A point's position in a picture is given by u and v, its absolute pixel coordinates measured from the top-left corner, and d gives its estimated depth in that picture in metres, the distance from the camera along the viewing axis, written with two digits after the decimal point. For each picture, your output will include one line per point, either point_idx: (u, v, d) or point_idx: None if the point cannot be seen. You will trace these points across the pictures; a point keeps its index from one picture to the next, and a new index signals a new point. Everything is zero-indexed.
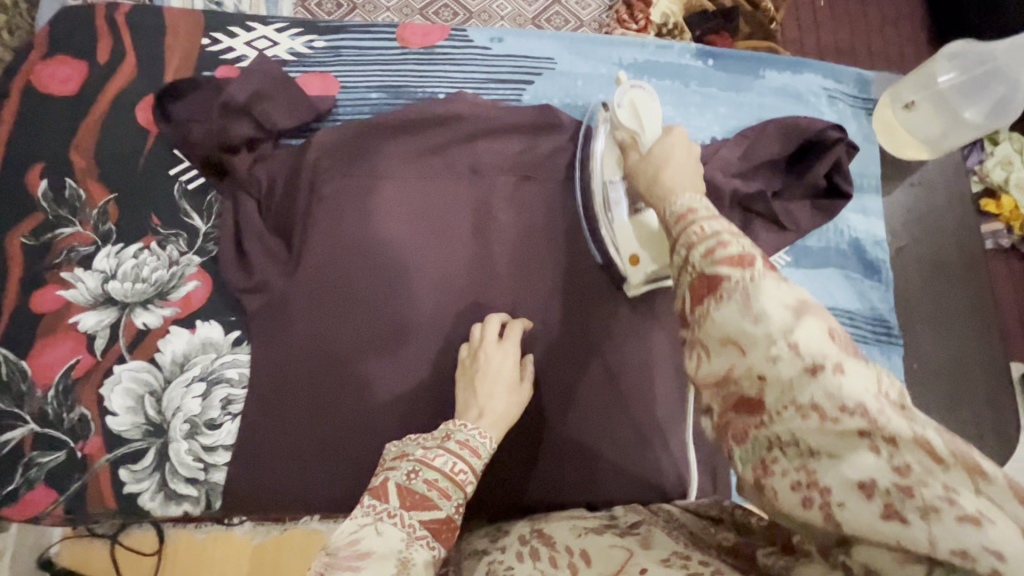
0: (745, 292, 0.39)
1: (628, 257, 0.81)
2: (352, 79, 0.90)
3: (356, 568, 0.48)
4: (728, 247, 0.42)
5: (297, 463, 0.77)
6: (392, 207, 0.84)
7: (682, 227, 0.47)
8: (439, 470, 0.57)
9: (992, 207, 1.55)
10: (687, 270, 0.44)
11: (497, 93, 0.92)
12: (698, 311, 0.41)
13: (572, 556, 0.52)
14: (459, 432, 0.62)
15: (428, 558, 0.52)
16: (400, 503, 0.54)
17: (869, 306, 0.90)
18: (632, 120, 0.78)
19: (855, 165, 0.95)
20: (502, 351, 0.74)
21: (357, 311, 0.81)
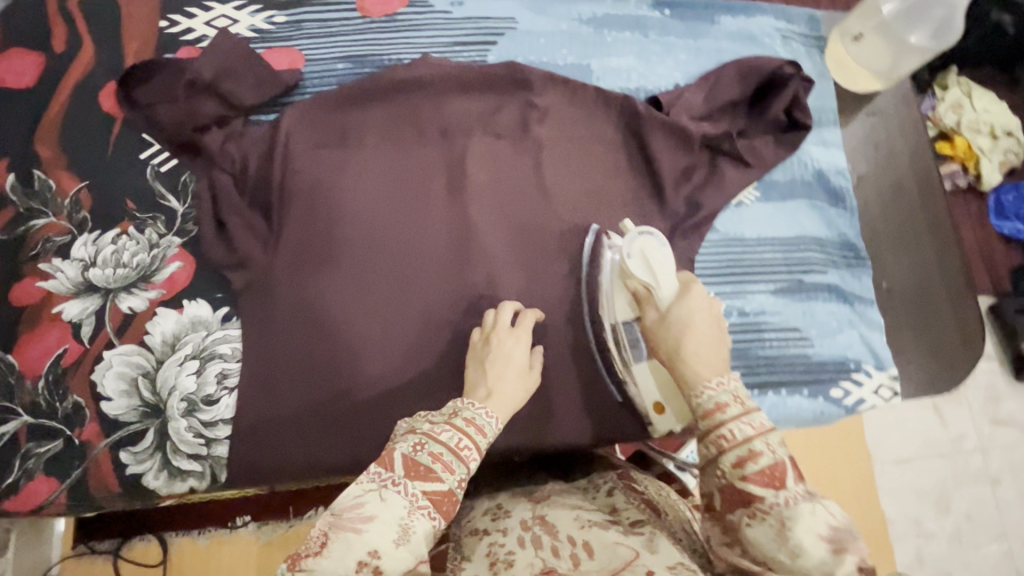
0: (782, 521, 0.47)
1: (651, 404, 0.81)
2: (317, 51, 0.90)
3: (359, 531, 0.48)
4: (760, 460, 0.49)
5: (297, 432, 0.78)
6: (367, 175, 0.85)
7: (710, 424, 0.52)
8: (445, 444, 0.55)
9: (947, 148, 1.63)
10: (718, 471, 0.51)
11: (463, 56, 0.93)
12: (734, 520, 0.50)
13: (574, 547, 0.54)
14: (466, 409, 0.59)
15: (430, 527, 0.51)
16: (404, 473, 0.52)
17: (837, 232, 0.94)
18: (645, 273, 0.71)
19: (813, 101, 0.99)
20: (514, 336, 0.73)
21: (340, 286, 0.82)
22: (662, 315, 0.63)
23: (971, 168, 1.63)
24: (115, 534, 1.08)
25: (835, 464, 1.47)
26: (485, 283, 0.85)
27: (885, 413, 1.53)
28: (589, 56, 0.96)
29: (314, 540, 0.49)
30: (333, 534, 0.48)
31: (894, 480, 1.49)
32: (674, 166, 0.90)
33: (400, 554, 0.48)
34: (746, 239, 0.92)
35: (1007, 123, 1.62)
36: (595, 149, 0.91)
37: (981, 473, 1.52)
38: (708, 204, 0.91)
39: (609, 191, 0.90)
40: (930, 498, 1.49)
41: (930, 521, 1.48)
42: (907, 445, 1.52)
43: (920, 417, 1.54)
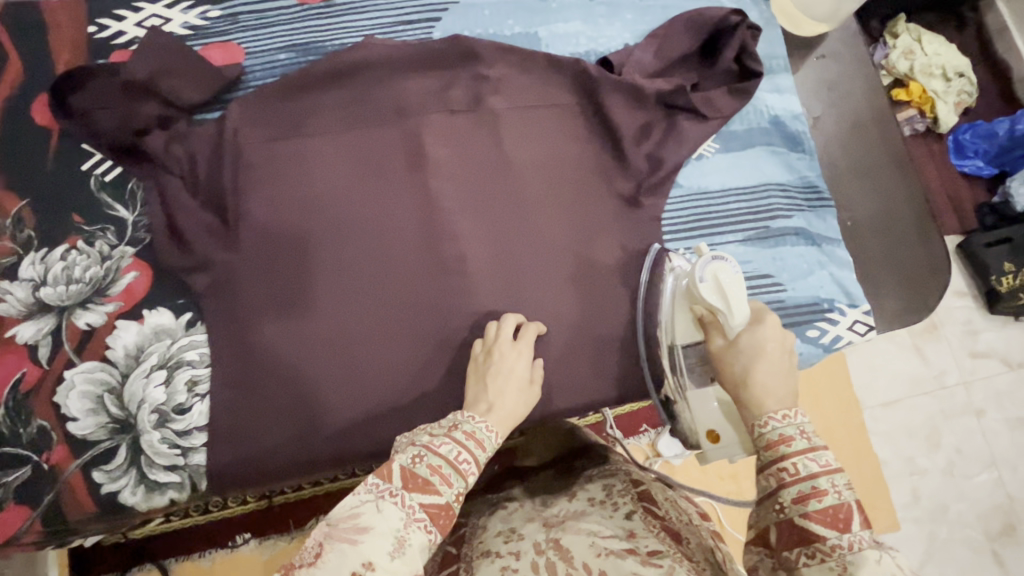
0: (845, 565, 0.48)
1: (706, 432, 0.77)
2: (256, 44, 0.87)
3: (354, 542, 0.46)
4: (823, 499, 0.51)
5: (280, 433, 0.77)
6: (322, 163, 0.84)
7: (773, 456, 0.54)
8: (444, 457, 0.54)
9: (902, 94, 1.65)
10: (778, 505, 0.53)
11: (408, 35, 0.91)
12: (791, 559, 0.51)
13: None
14: (467, 423, 0.60)
15: (425, 542, 0.49)
16: (403, 484, 0.51)
17: (799, 176, 0.95)
18: (718, 299, 0.72)
19: (762, 49, 0.99)
20: (516, 350, 0.75)
21: (308, 279, 0.81)
22: (732, 342, 0.69)
23: (929, 111, 1.65)
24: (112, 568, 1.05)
25: (828, 411, 1.50)
26: (457, 259, 0.85)
27: (870, 356, 1.56)
28: (537, 23, 0.95)
29: (308, 549, 0.46)
30: (328, 544, 0.45)
31: (885, 421, 1.52)
32: (631, 125, 0.90)
33: (393, 567, 0.46)
34: (709, 191, 0.92)
35: (958, 65, 1.65)
36: (551, 116, 0.90)
37: (966, 406, 1.56)
38: (669, 159, 0.90)
39: (571, 157, 0.89)
40: (920, 435, 1.53)
41: (922, 457, 1.51)
42: (894, 386, 1.55)
43: (903, 358, 1.57)
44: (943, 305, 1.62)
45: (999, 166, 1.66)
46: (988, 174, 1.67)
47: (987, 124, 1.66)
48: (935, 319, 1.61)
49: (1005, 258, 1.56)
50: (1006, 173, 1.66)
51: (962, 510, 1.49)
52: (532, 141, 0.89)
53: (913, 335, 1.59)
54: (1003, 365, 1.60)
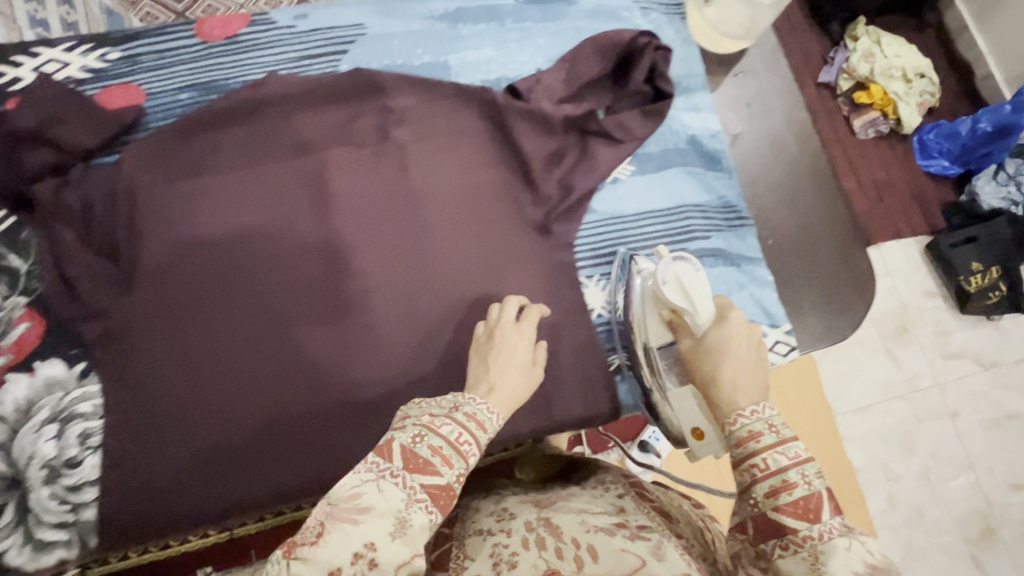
0: (816, 554, 0.48)
1: (692, 430, 0.74)
2: (156, 84, 0.86)
3: (356, 522, 0.46)
4: (793, 492, 0.51)
5: (177, 481, 0.76)
6: (222, 201, 0.83)
7: (744, 452, 0.54)
8: (445, 438, 0.53)
9: (864, 97, 1.65)
10: (752, 500, 0.53)
11: (314, 69, 0.90)
12: (766, 551, 0.51)
13: (578, 551, 0.50)
14: (468, 405, 0.57)
15: (428, 520, 0.49)
16: (404, 464, 0.50)
17: (717, 196, 0.94)
18: (682, 299, 0.71)
19: (679, 68, 0.98)
20: (518, 330, 0.70)
21: (211, 319, 0.80)
22: (699, 341, 0.67)
23: (891, 113, 1.65)
24: None
25: (797, 418, 1.47)
26: (360, 295, 0.84)
27: (839, 363, 1.53)
28: (446, 52, 0.94)
29: (310, 528, 0.46)
30: (330, 524, 0.46)
31: (856, 428, 1.50)
32: (541, 152, 0.89)
33: (397, 546, 0.47)
34: (624, 215, 0.91)
35: (917, 65, 1.66)
36: (462, 146, 0.89)
37: (940, 409, 1.53)
38: (581, 186, 0.90)
39: (482, 186, 0.88)
40: (894, 440, 1.50)
41: (897, 463, 1.48)
42: (867, 392, 1.52)
43: (874, 363, 1.54)
44: (913, 307, 1.59)
45: (964, 165, 1.65)
46: (953, 174, 1.66)
47: (951, 124, 1.65)
48: (905, 321, 1.58)
49: (972, 258, 1.54)
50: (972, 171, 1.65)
51: (940, 515, 1.46)
52: (441, 172, 0.88)
53: (884, 338, 1.56)
54: (977, 365, 1.57)
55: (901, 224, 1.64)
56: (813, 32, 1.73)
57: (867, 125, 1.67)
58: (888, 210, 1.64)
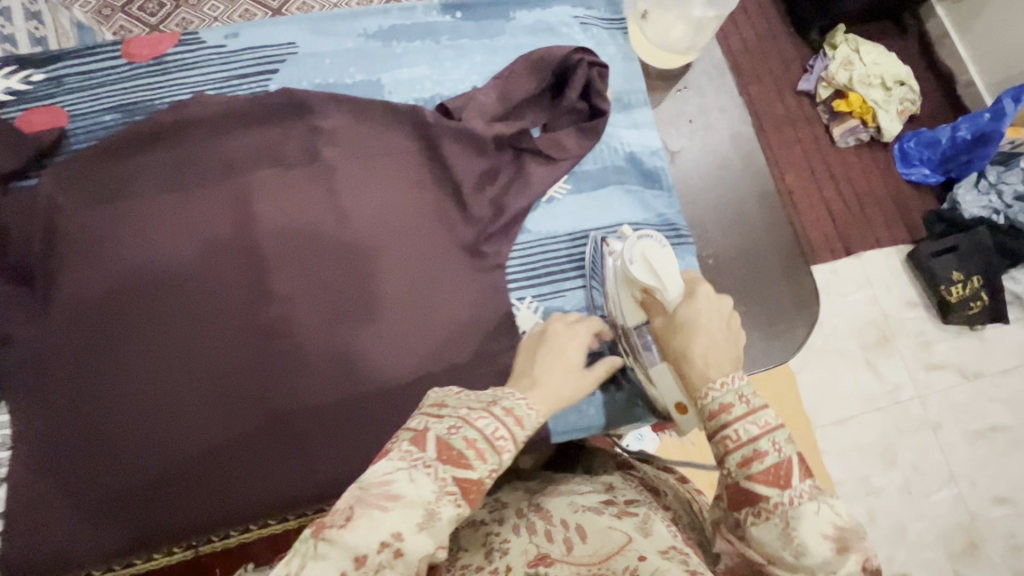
0: (787, 520, 0.51)
1: (674, 405, 0.73)
2: (81, 106, 0.86)
3: (384, 510, 0.45)
4: (765, 460, 0.53)
5: (96, 512, 0.76)
6: (141, 225, 0.81)
7: (716, 425, 0.57)
8: (481, 431, 0.51)
9: (844, 105, 1.62)
10: (726, 472, 0.55)
11: (242, 89, 0.89)
12: (739, 518, 0.54)
13: (567, 531, 0.57)
14: (506, 398, 0.55)
15: (456, 514, 0.48)
16: (437, 455, 0.49)
17: (656, 214, 0.92)
18: (651, 278, 0.71)
19: (619, 84, 0.97)
20: (570, 331, 0.69)
21: (128, 345, 0.79)
22: (671, 317, 0.67)
23: (871, 121, 1.62)
24: None
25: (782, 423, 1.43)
26: (279, 320, 0.82)
27: (819, 374, 1.49)
28: (379, 70, 0.92)
29: (339, 510, 0.45)
30: (359, 509, 0.45)
31: (837, 441, 1.45)
32: (471, 172, 0.87)
33: (424, 539, 0.46)
34: (559, 235, 0.89)
35: (896, 74, 1.64)
36: (392, 165, 0.87)
37: (923, 421, 1.48)
38: (513, 205, 0.88)
39: (411, 205, 0.86)
40: (874, 453, 1.45)
41: (878, 477, 1.43)
42: (846, 404, 1.47)
43: (853, 374, 1.50)
44: (893, 317, 1.54)
45: (945, 173, 1.62)
46: (935, 182, 1.63)
47: (931, 131, 1.62)
48: (886, 332, 1.53)
49: (953, 268, 1.51)
50: (953, 179, 1.62)
51: (922, 530, 1.40)
52: (369, 191, 0.86)
53: (865, 349, 1.52)
54: (960, 376, 1.51)
55: (875, 233, 1.60)
56: (783, 42, 1.72)
57: (845, 134, 1.64)
58: (861, 218, 1.61)
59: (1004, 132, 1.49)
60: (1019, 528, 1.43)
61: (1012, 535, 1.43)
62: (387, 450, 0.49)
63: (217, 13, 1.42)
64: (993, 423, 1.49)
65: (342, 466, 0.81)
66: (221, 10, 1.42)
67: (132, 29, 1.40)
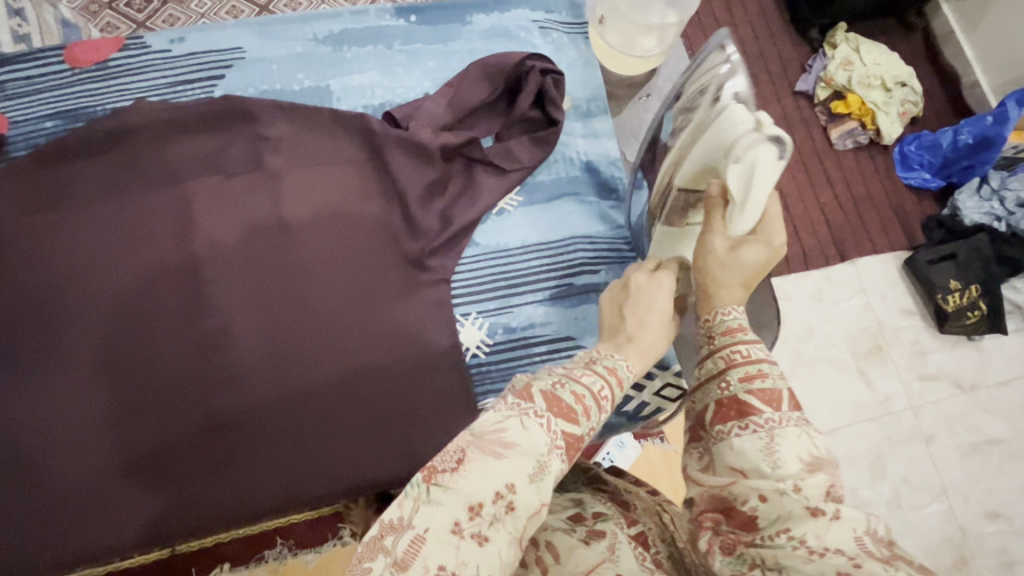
0: (772, 435, 0.49)
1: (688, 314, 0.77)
2: (23, 112, 0.85)
3: (499, 457, 0.44)
4: (765, 381, 0.52)
5: (21, 526, 0.74)
6: (80, 232, 0.80)
7: (727, 340, 0.56)
8: (587, 388, 0.51)
9: (841, 107, 1.56)
10: (723, 384, 0.54)
11: (187, 95, 0.88)
12: (723, 431, 0.52)
13: (539, 550, 0.56)
14: (605, 359, 0.56)
15: (561, 469, 0.47)
16: (548, 407, 0.48)
17: (610, 227, 0.89)
18: (739, 186, 0.61)
19: (578, 90, 0.94)
20: (659, 281, 0.65)
21: (67, 354, 0.78)
22: (732, 246, 0.61)
23: (870, 123, 1.56)
24: None
25: None
26: (218, 330, 0.80)
27: (809, 383, 1.42)
28: (328, 76, 0.90)
29: (449, 453, 0.44)
30: (472, 453, 0.44)
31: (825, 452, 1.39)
32: (418, 182, 0.85)
33: (533, 492, 0.45)
34: (507, 249, 0.87)
35: (898, 74, 1.58)
36: (339, 173, 0.85)
37: (914, 433, 1.42)
38: (461, 217, 0.86)
39: (357, 212, 0.84)
40: (863, 465, 1.39)
41: (865, 489, 1.37)
42: (836, 413, 1.41)
43: (841, 382, 1.43)
44: (888, 325, 1.48)
45: (946, 178, 1.55)
46: (935, 187, 1.56)
47: (932, 134, 1.56)
48: (879, 340, 1.47)
49: (950, 276, 1.45)
50: (954, 184, 1.55)
51: (910, 545, 1.34)
52: (315, 201, 0.84)
53: (857, 358, 1.45)
54: (954, 387, 1.45)
55: (871, 238, 1.53)
56: (774, 41, 1.65)
57: (841, 137, 1.58)
58: (854, 222, 1.54)
59: (1007, 136, 1.43)
60: (1011, 544, 1.36)
61: (1004, 552, 1.36)
62: (494, 402, 0.48)
63: (202, 8, 1.34)
64: (988, 436, 1.43)
65: (277, 483, 0.78)
66: (207, 5, 1.35)
67: (119, 26, 1.31)
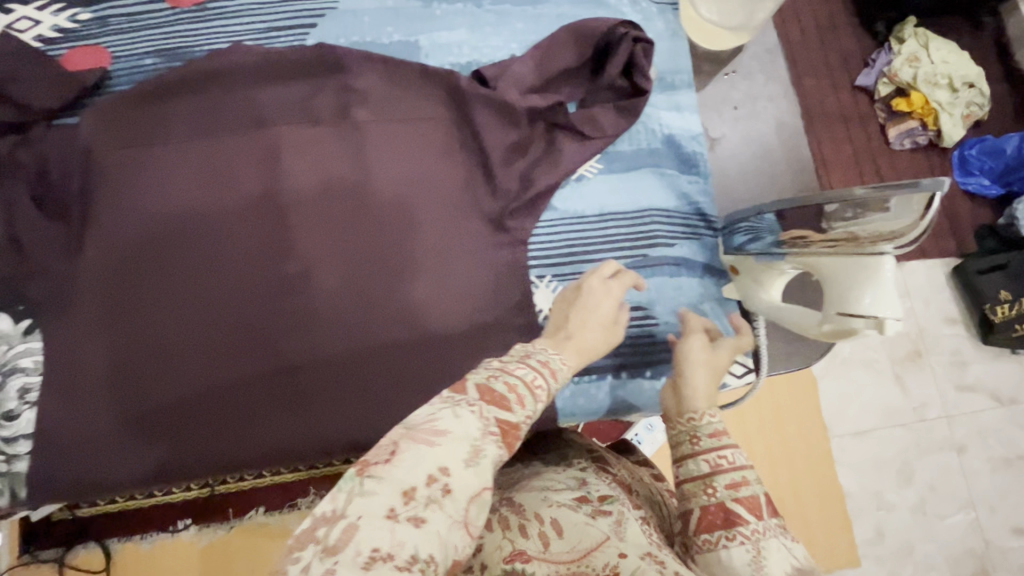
0: (759, 548, 0.48)
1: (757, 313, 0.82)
2: (124, 48, 0.88)
3: (432, 444, 0.39)
4: (748, 487, 0.53)
5: (101, 444, 0.77)
6: (173, 169, 0.83)
7: (713, 443, 0.56)
8: (520, 378, 0.46)
9: (903, 105, 1.50)
10: (709, 491, 0.53)
11: (279, 42, 0.89)
12: (710, 541, 0.50)
13: (542, 527, 0.49)
14: (538, 353, 0.50)
15: (499, 458, 0.42)
16: (481, 397, 0.43)
17: (687, 201, 0.89)
18: (838, 322, 0.64)
19: (664, 62, 0.93)
20: (609, 289, 0.64)
21: (151, 284, 0.80)
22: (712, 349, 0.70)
23: (931, 124, 1.50)
24: (59, 543, 1.05)
25: (788, 438, 1.37)
26: (297, 275, 0.82)
27: (841, 384, 1.41)
28: (417, 31, 0.91)
29: (382, 446, 0.39)
30: (403, 444, 0.39)
31: (854, 452, 1.38)
32: (500, 143, 0.86)
33: (473, 476, 0.39)
34: (586, 216, 0.87)
35: (968, 74, 1.50)
36: (421, 129, 0.86)
37: (946, 442, 1.40)
38: (542, 179, 0.86)
39: (434, 169, 0.85)
40: (890, 469, 1.38)
41: (891, 493, 1.37)
42: (867, 415, 1.40)
43: (879, 384, 1.42)
44: (930, 332, 1.45)
45: (1005, 186, 1.50)
46: (994, 195, 1.51)
47: (995, 139, 1.50)
48: (919, 346, 1.44)
49: (1000, 286, 1.39)
50: (1014, 194, 1.50)
51: (930, 551, 1.35)
52: (401, 154, 0.85)
53: (894, 363, 1.43)
54: (991, 400, 1.43)
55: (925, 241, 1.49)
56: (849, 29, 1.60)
57: (902, 135, 1.52)
58: None
59: None
60: None
61: None
62: None
63: None
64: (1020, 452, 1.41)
65: (341, 427, 0.80)
66: None
67: None
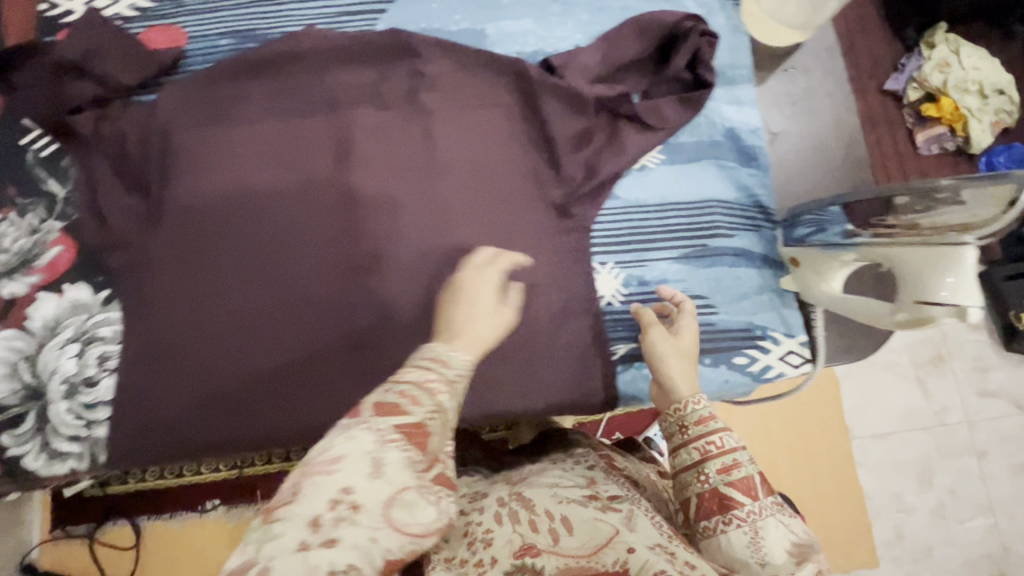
0: (756, 529, 0.50)
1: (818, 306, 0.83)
2: (199, 28, 0.90)
3: (330, 472, 0.39)
4: (740, 469, 0.54)
5: (174, 413, 0.79)
6: (247, 147, 0.85)
7: (700, 431, 0.56)
8: (411, 380, 0.46)
9: (932, 110, 1.50)
10: (702, 477, 0.54)
11: (351, 26, 0.91)
12: (709, 527, 0.52)
13: (553, 523, 0.48)
14: (436, 350, 0.50)
15: (406, 460, 0.42)
16: (378, 414, 0.43)
17: (745, 193, 0.90)
18: (914, 310, 0.66)
19: (725, 56, 0.94)
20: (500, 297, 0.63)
21: (222, 258, 0.82)
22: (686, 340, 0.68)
23: (959, 130, 1.50)
24: (92, 518, 1.07)
25: (813, 435, 1.39)
26: (365, 254, 0.84)
27: (862, 386, 1.42)
28: (484, 20, 0.92)
29: (285, 489, 0.39)
30: (304, 480, 0.39)
31: (874, 454, 1.39)
32: (566, 131, 0.88)
33: (382, 486, 0.40)
34: (647, 205, 0.89)
35: (998, 81, 1.49)
36: (487, 115, 0.88)
37: (967, 447, 1.41)
38: (605, 168, 0.88)
39: (501, 155, 0.87)
40: (909, 472, 1.39)
41: (911, 495, 1.38)
42: (886, 419, 1.41)
43: (902, 388, 1.43)
44: (952, 338, 1.45)
45: None
46: None
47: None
48: (942, 351, 1.45)
49: None
50: None
51: (948, 555, 1.36)
52: (468, 138, 0.87)
53: (917, 366, 1.43)
54: (1014, 408, 1.43)
55: None
56: None
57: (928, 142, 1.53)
58: None
59: None
60: None
61: None
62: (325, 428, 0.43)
63: None
64: None
65: None
66: None
67: None
